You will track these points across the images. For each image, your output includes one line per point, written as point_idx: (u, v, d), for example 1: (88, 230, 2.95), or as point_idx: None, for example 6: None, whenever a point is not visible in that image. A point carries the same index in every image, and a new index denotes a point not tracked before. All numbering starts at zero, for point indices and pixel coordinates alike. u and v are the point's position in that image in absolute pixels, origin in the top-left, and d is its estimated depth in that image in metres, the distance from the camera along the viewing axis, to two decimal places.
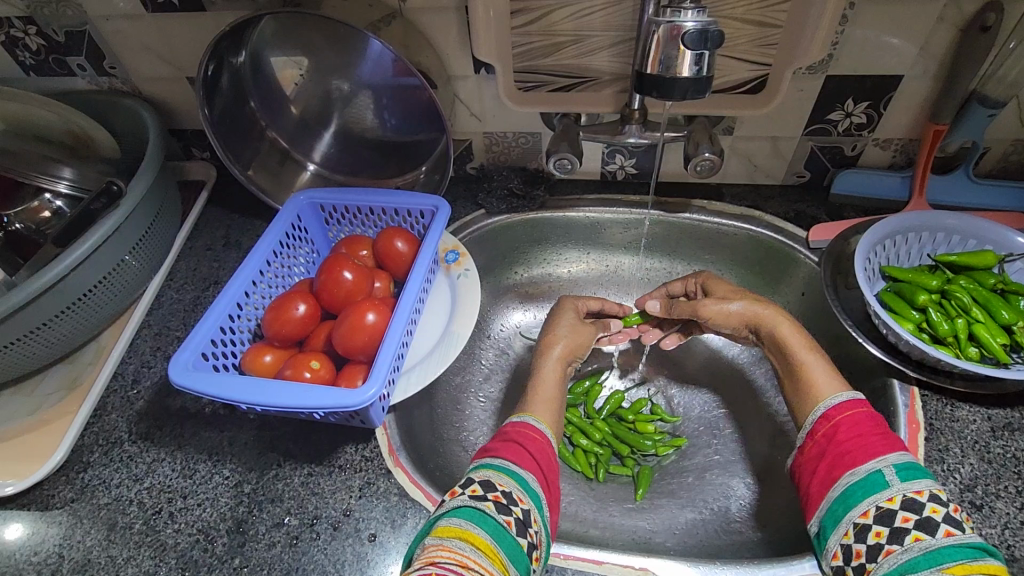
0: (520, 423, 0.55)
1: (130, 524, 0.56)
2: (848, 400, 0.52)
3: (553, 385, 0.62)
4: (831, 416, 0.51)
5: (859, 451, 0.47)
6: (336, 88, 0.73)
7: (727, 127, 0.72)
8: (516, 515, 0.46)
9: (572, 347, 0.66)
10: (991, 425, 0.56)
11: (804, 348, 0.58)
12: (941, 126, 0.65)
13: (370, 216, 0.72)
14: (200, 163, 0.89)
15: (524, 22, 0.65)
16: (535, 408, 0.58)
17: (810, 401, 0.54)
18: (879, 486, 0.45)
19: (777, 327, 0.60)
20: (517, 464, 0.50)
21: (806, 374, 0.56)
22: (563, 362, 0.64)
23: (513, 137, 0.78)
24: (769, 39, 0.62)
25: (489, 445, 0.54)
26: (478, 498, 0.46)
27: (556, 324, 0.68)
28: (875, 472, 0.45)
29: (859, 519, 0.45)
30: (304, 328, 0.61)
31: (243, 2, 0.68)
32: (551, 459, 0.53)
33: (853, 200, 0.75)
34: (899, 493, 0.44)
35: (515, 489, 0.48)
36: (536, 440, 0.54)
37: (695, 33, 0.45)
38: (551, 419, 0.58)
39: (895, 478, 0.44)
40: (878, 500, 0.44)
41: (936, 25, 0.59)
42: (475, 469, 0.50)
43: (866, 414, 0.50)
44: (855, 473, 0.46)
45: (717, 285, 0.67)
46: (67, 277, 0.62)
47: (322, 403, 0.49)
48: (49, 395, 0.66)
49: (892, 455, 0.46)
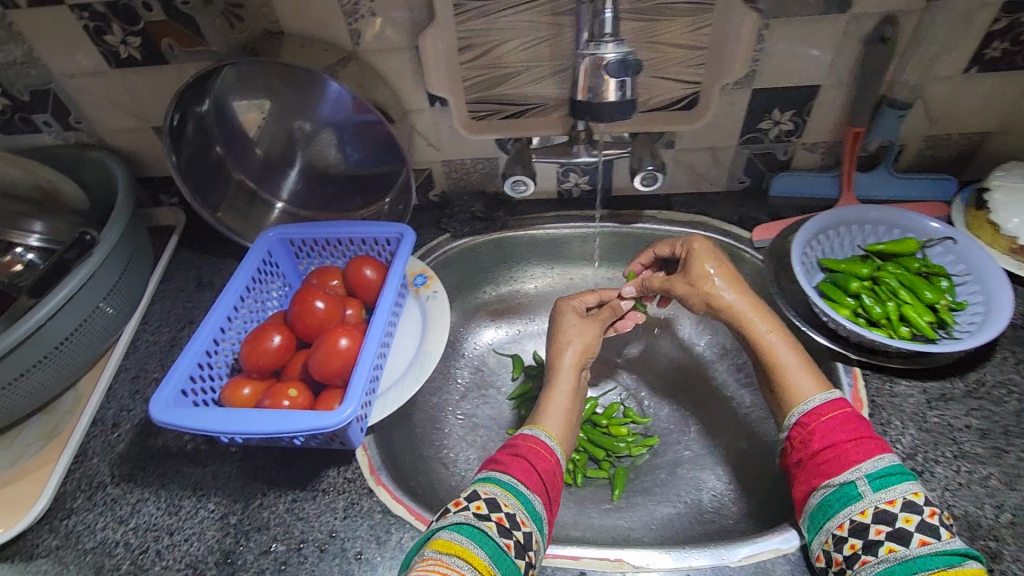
0: (532, 438, 0.57)
1: (117, 565, 0.57)
2: (823, 404, 0.53)
3: (567, 394, 0.63)
4: (806, 423, 0.53)
5: (833, 462, 0.49)
6: (298, 128, 0.77)
7: (669, 141, 0.77)
8: (517, 538, 0.49)
9: (583, 352, 0.67)
10: (926, 397, 0.61)
11: (781, 343, 0.58)
12: (859, 129, 0.71)
13: (338, 247, 0.75)
14: (170, 208, 0.91)
15: (471, 57, 0.70)
16: (546, 422, 0.60)
17: (788, 403, 0.55)
18: (853, 498, 0.47)
19: (753, 324, 0.59)
20: (524, 484, 0.52)
21: (785, 377, 0.56)
22: (576, 369, 0.65)
23: (471, 163, 0.83)
24: (696, 60, 0.68)
25: (498, 457, 0.56)
26: (480, 518, 0.48)
27: (560, 331, 0.68)
28: (848, 484, 0.48)
29: (837, 530, 0.47)
30: (280, 358, 0.63)
31: (204, 53, 0.71)
32: (556, 474, 0.56)
33: (791, 200, 0.80)
34: (871, 505, 0.46)
35: (519, 511, 0.50)
36: (545, 458, 0.56)
37: (615, 62, 0.49)
38: (563, 436, 0.60)
39: (867, 489, 0.47)
40: (852, 512, 0.47)
41: (842, 39, 0.66)
42: (481, 483, 0.52)
43: (840, 416, 0.52)
44: (830, 485, 0.49)
45: (699, 263, 0.63)
46: (43, 327, 0.63)
47: (302, 426, 0.51)
48: (28, 445, 0.67)
49: (865, 464, 0.48)
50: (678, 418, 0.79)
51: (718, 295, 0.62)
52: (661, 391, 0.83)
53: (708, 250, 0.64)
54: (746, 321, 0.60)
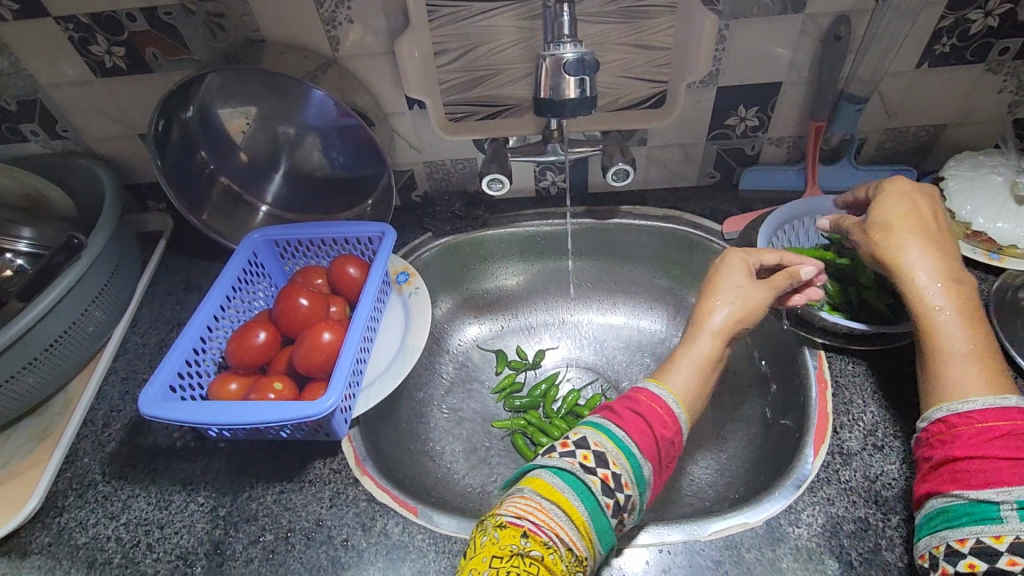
0: (655, 396, 0.53)
1: (109, 559, 0.59)
2: (988, 408, 0.44)
3: (704, 355, 0.57)
4: (954, 425, 0.45)
5: (976, 474, 0.42)
6: (282, 133, 0.79)
7: (641, 139, 0.80)
8: (618, 500, 0.47)
9: (739, 317, 0.58)
10: (887, 376, 0.64)
11: (948, 317, 0.50)
12: (819, 123, 0.75)
13: (322, 247, 0.77)
14: (157, 214, 0.93)
15: (447, 61, 0.72)
16: (672, 379, 0.55)
17: (935, 396, 0.48)
18: (989, 519, 0.41)
19: (929, 298, 0.51)
20: (637, 445, 0.49)
21: (941, 365, 0.49)
22: (723, 336, 0.58)
23: (451, 164, 0.85)
24: (662, 61, 0.71)
25: (615, 408, 0.53)
26: (587, 470, 0.47)
27: (721, 281, 0.60)
28: (988, 504, 0.41)
29: (956, 544, 0.42)
30: (266, 353, 0.65)
31: (188, 62, 0.74)
32: (674, 442, 0.52)
33: (760, 193, 0.84)
34: (1011, 533, 0.39)
35: (626, 472, 0.48)
36: (665, 423, 0.52)
37: (574, 62, 0.52)
38: (689, 398, 0.55)
39: (1013, 517, 0.40)
40: (983, 533, 0.41)
41: (800, 38, 0.69)
42: (594, 430, 0.50)
43: (1007, 430, 0.43)
44: (961, 497, 0.43)
45: (887, 209, 0.55)
46: (32, 330, 0.65)
47: (285, 416, 0.53)
48: (20, 446, 0.68)
49: (1017, 489, 0.40)
50: None
51: (897, 248, 0.53)
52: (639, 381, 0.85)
53: (903, 196, 0.56)
54: (913, 279, 0.52)
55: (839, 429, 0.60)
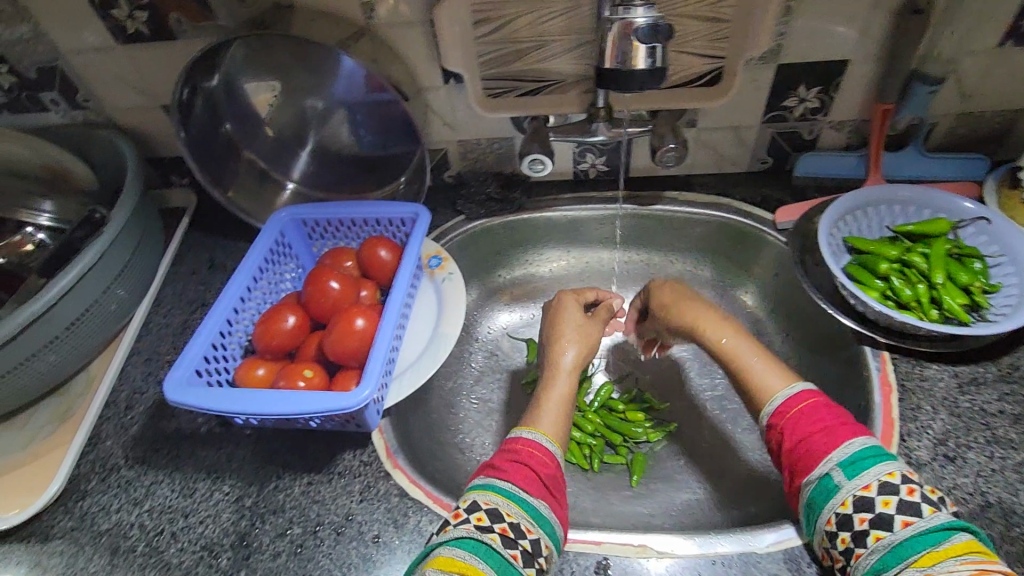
0: (531, 441, 0.56)
1: (133, 546, 0.57)
2: (786, 399, 0.54)
3: (564, 394, 0.63)
4: (783, 413, 0.54)
5: (807, 457, 0.50)
6: (309, 107, 0.75)
7: (690, 120, 0.75)
8: (524, 547, 0.48)
9: (582, 354, 0.68)
10: (958, 382, 0.59)
11: (741, 349, 0.61)
12: (887, 106, 0.69)
13: (352, 228, 0.73)
14: (180, 190, 0.90)
15: (487, 32, 0.68)
16: (542, 422, 0.59)
17: (761, 398, 0.57)
18: (832, 490, 0.47)
19: (741, 349, 0.61)
20: (526, 490, 0.51)
21: (746, 375, 0.59)
22: (576, 371, 0.66)
23: (487, 143, 0.81)
24: (719, 34, 0.65)
25: (497, 462, 0.55)
26: (483, 530, 0.48)
27: (563, 324, 0.70)
28: (823, 478, 0.48)
29: (827, 526, 0.47)
30: (294, 339, 0.62)
31: (213, 29, 0.70)
32: (559, 478, 0.55)
33: (814, 180, 0.79)
34: (850, 493, 0.46)
35: (523, 519, 0.49)
36: (545, 463, 0.55)
37: (645, 28, 0.47)
38: (558, 434, 0.59)
39: (842, 478, 0.47)
40: (834, 506, 0.47)
41: (873, 11, 0.63)
42: (483, 492, 0.51)
43: (809, 407, 0.53)
44: (810, 482, 0.49)
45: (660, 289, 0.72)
46: (53, 308, 0.62)
47: (318, 407, 0.50)
48: (41, 427, 0.66)
49: (835, 454, 0.48)
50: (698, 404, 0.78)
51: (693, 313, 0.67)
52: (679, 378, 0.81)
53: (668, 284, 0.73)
54: (704, 334, 0.64)
55: (906, 437, 0.56)
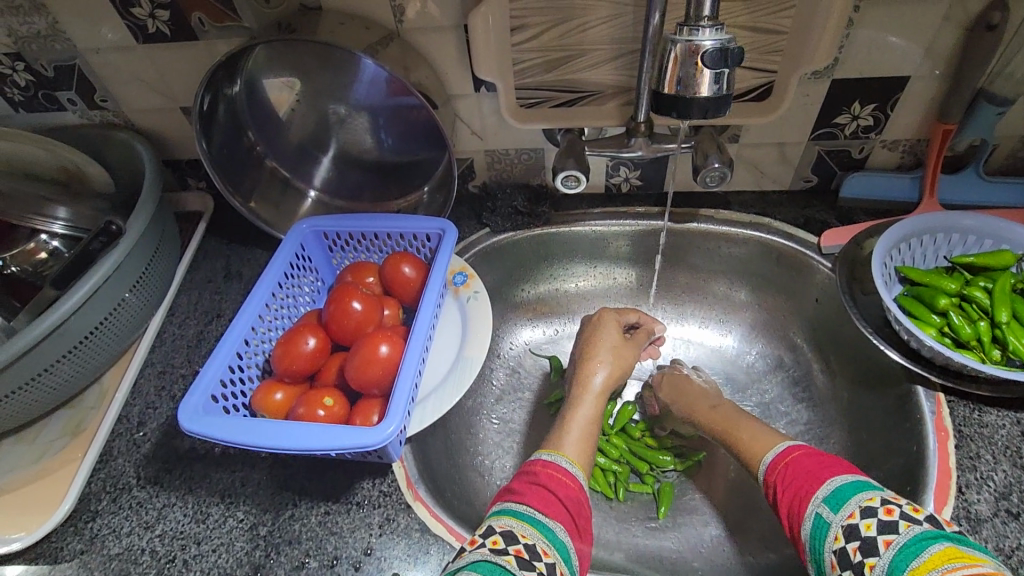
0: (550, 463, 0.53)
1: (143, 574, 0.54)
2: (773, 458, 0.53)
3: (589, 419, 0.59)
4: (771, 472, 0.51)
5: (799, 499, 0.47)
6: (333, 112, 0.72)
7: (733, 135, 0.71)
8: (541, 569, 0.43)
9: (613, 377, 0.64)
10: (1020, 430, 0.55)
11: (734, 418, 0.61)
12: (949, 126, 0.64)
13: (375, 241, 0.70)
14: (197, 193, 0.88)
15: (523, 39, 0.64)
16: (567, 445, 0.56)
17: (751, 463, 0.55)
18: (824, 527, 0.44)
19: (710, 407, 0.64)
20: (543, 512, 0.47)
21: (738, 440, 0.58)
22: (605, 395, 0.62)
23: (515, 153, 0.77)
24: (774, 46, 0.61)
25: (515, 487, 0.51)
26: (498, 553, 0.43)
27: (598, 345, 0.66)
28: (815, 517, 0.45)
29: (831, 571, 0.42)
30: (314, 362, 0.59)
31: (236, 29, 0.66)
32: (582, 502, 0.51)
33: (863, 202, 0.74)
34: (838, 526, 0.43)
35: (539, 541, 0.45)
36: (568, 486, 0.51)
37: (715, 52, 0.44)
38: (583, 460, 0.55)
39: (829, 512, 0.44)
40: (829, 544, 0.43)
41: (942, 25, 0.59)
42: (499, 517, 0.48)
43: (793, 456, 0.51)
44: (804, 524, 0.45)
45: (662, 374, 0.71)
46: (68, 320, 0.60)
47: (340, 444, 0.48)
48: (53, 441, 0.64)
49: (820, 491, 0.45)
50: None
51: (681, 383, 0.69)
52: None
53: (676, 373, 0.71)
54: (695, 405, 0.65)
55: (965, 490, 0.52)
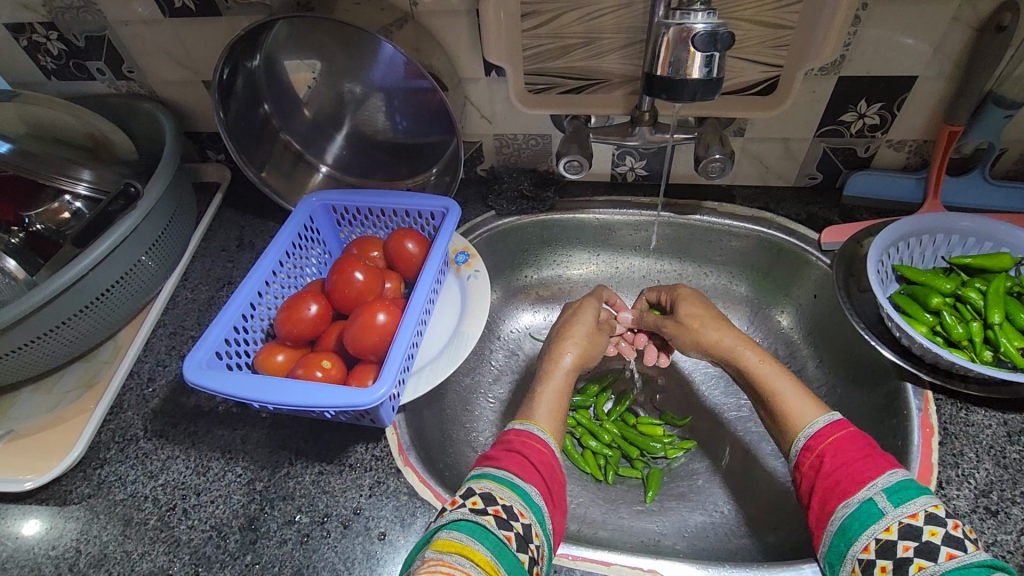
0: (524, 432, 0.55)
1: (145, 520, 0.57)
2: (820, 432, 0.50)
3: (558, 392, 0.61)
4: (813, 447, 0.50)
5: (847, 481, 0.46)
6: (348, 91, 0.74)
7: (738, 129, 0.72)
8: (517, 530, 0.45)
9: (583, 357, 0.65)
10: (1007, 430, 0.55)
11: (775, 375, 0.57)
12: (956, 127, 0.64)
13: (381, 218, 0.73)
14: (216, 165, 0.91)
15: (534, 25, 0.65)
16: (539, 415, 0.58)
17: (791, 428, 0.53)
18: (875, 516, 0.43)
19: (744, 356, 0.60)
20: (519, 475, 0.50)
21: (779, 401, 0.55)
22: (574, 372, 0.64)
23: (523, 139, 0.79)
24: (780, 40, 0.62)
25: (491, 453, 0.53)
26: (478, 513, 0.45)
27: (569, 330, 0.67)
28: (867, 502, 0.44)
29: (862, 554, 0.43)
30: (315, 328, 0.62)
31: (257, 6, 0.69)
32: (554, 468, 0.53)
33: (866, 202, 0.74)
34: (895, 520, 0.42)
35: (516, 503, 0.47)
36: (541, 451, 0.53)
37: (704, 34, 0.46)
38: (556, 428, 0.57)
39: (888, 505, 0.43)
40: (875, 531, 0.43)
41: (951, 25, 0.59)
42: (478, 479, 0.49)
43: (846, 436, 0.49)
44: (848, 506, 0.45)
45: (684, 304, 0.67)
46: (85, 277, 0.63)
47: (332, 402, 0.50)
48: (68, 392, 0.67)
49: (880, 481, 0.45)
50: (721, 423, 0.75)
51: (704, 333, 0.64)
52: (702, 394, 0.78)
53: (693, 296, 0.68)
54: (734, 350, 0.61)
55: (945, 485, 0.53)
